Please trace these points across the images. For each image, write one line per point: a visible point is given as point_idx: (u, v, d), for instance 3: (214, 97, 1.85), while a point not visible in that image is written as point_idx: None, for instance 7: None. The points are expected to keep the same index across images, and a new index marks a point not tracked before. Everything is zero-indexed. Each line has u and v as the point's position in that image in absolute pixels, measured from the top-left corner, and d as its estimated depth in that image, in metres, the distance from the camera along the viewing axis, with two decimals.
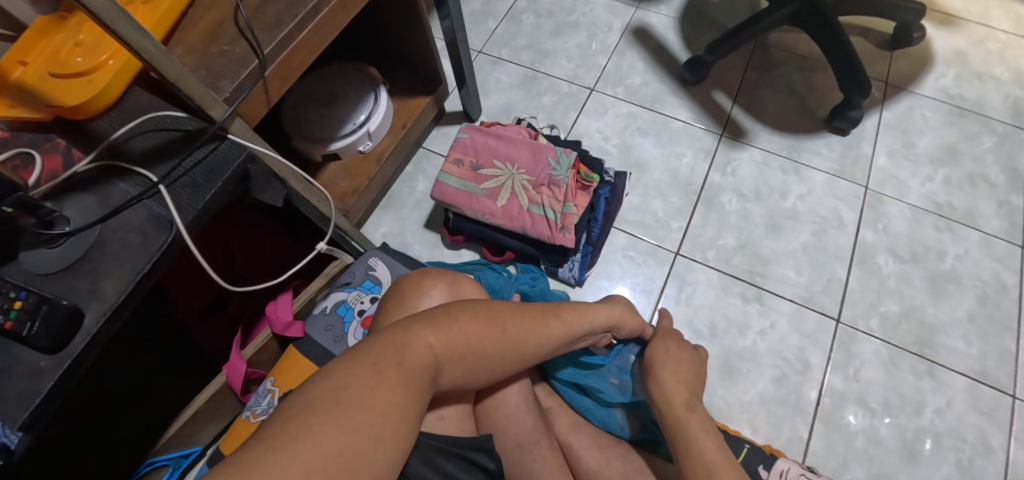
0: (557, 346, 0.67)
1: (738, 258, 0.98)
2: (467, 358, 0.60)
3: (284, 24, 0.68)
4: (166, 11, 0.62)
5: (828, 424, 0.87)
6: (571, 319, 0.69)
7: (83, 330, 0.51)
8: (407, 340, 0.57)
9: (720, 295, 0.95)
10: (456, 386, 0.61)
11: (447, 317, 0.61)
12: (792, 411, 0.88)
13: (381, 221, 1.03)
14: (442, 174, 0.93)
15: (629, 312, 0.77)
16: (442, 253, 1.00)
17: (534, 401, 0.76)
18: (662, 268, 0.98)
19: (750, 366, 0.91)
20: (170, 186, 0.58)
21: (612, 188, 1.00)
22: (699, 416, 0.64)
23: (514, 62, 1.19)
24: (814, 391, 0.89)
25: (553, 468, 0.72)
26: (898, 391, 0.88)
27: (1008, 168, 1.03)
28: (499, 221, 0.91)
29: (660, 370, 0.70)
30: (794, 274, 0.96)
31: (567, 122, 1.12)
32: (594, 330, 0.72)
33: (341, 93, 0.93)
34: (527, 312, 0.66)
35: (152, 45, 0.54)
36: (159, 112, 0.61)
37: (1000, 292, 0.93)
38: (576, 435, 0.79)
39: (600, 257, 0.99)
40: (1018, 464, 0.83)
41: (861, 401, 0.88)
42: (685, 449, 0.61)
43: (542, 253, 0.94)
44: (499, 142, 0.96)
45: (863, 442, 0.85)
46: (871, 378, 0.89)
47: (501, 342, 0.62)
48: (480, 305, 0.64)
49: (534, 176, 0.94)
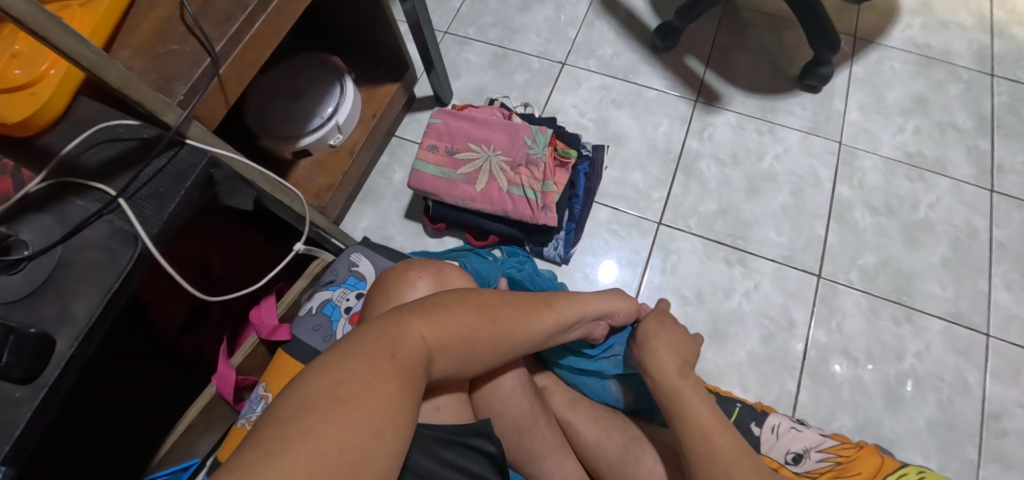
0: (550, 337, 0.68)
1: (719, 223, 0.99)
2: (460, 348, 0.60)
3: (233, 18, 0.64)
4: (105, 13, 0.58)
5: (814, 377, 0.89)
6: (565, 310, 0.69)
7: (57, 356, 0.49)
8: (399, 332, 0.56)
9: (705, 261, 0.96)
10: (449, 376, 0.60)
11: (439, 307, 0.61)
12: (780, 368, 0.90)
13: (360, 215, 1.01)
14: (418, 162, 0.91)
15: (621, 297, 0.77)
16: (426, 242, 0.99)
17: (531, 383, 0.76)
18: (646, 240, 0.98)
19: (737, 328, 0.93)
20: (130, 199, 0.56)
21: (591, 162, 0.99)
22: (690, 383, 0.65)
23: (481, 41, 1.16)
24: (799, 345, 0.91)
25: (552, 445, 0.74)
26: (879, 339, 0.91)
27: (975, 114, 1.05)
28: (480, 205, 0.90)
29: (654, 341, 0.70)
30: (774, 235, 0.98)
31: (541, 99, 1.10)
32: (587, 320, 0.73)
33: (305, 86, 0.89)
34: (519, 303, 0.66)
35: (90, 51, 0.51)
36: (109, 122, 0.58)
37: (972, 237, 0.96)
38: (574, 411, 0.81)
39: (584, 233, 0.99)
40: (994, 399, 0.87)
41: (844, 352, 0.90)
42: (680, 414, 0.63)
43: (525, 234, 0.93)
44: (474, 125, 0.94)
45: (849, 391, 0.88)
46: (853, 329, 0.92)
47: (493, 333, 0.62)
48: (471, 295, 0.64)
49: (511, 157, 0.92)
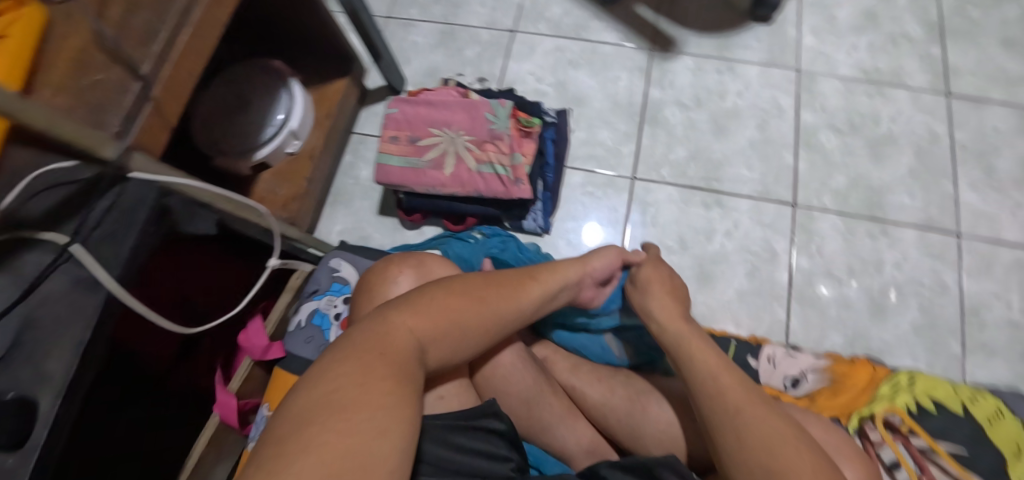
0: (539, 307, 0.68)
1: (692, 169, 0.99)
2: (451, 335, 0.59)
3: (156, 33, 0.60)
4: (14, 52, 0.49)
5: (802, 302, 0.92)
6: (549, 279, 0.69)
7: (43, 416, 0.48)
8: (387, 329, 0.55)
9: (683, 208, 0.97)
10: (445, 364, 0.60)
11: (423, 299, 0.60)
12: (768, 299, 0.92)
13: (333, 219, 0.99)
14: (382, 156, 0.89)
15: (602, 255, 0.77)
16: (405, 236, 0.97)
17: (530, 356, 0.77)
18: (622, 196, 0.98)
19: (723, 267, 0.94)
20: (83, 243, 0.53)
21: (557, 128, 0.98)
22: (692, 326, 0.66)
23: (426, 20, 1.12)
24: (784, 274, 0.93)
25: (561, 410, 0.75)
26: (858, 256, 0.93)
27: (925, 21, 1.06)
28: (451, 189, 0.88)
29: (652, 291, 0.72)
30: (746, 171, 0.99)
31: (496, 71, 1.07)
32: (573, 285, 0.73)
33: (250, 97, 0.85)
34: (502, 281, 0.66)
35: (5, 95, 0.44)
36: (43, 168, 0.50)
37: (934, 143, 0.98)
38: (577, 376, 0.81)
39: (561, 200, 0.98)
40: (972, 295, 0.90)
41: (827, 273, 0.93)
42: (685, 354, 0.61)
43: (502, 211, 0.92)
44: (431, 109, 0.92)
45: (836, 310, 0.91)
46: (833, 251, 0.94)
47: (481, 314, 0.62)
48: (454, 282, 0.63)
49: (475, 135, 0.90)
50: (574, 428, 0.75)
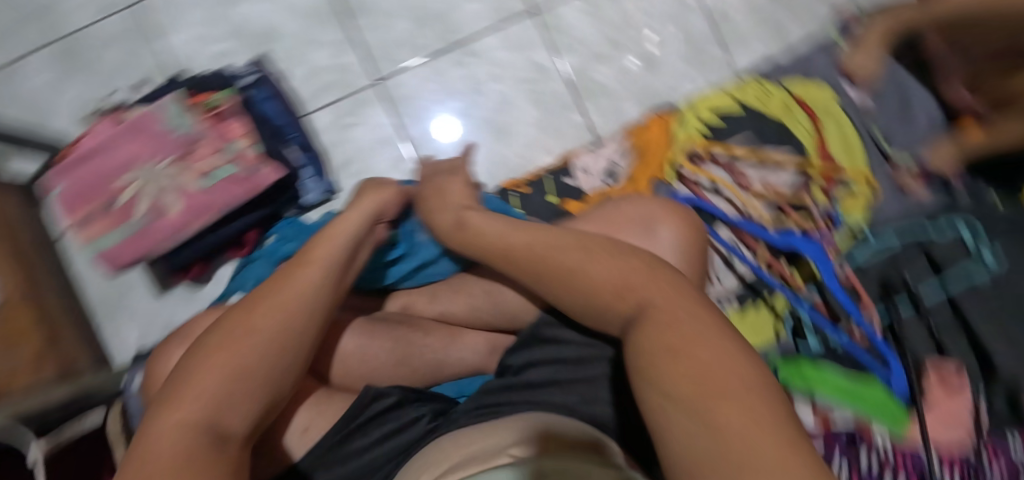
0: (334, 284, 0.53)
1: (430, 35, 1.03)
2: (240, 388, 0.45)
3: None
4: None
5: (591, 96, 1.04)
6: (324, 251, 0.55)
7: None
8: (145, 449, 0.40)
9: (442, 78, 1.02)
10: (257, 421, 0.46)
11: (180, 381, 0.44)
12: (559, 107, 1.03)
13: (122, 330, 0.95)
14: (96, 242, 0.87)
15: (373, 190, 0.64)
16: (206, 292, 0.95)
17: (376, 322, 0.68)
18: (389, 102, 1.01)
19: (507, 107, 1.02)
20: None
21: (262, 88, 0.96)
22: (468, 216, 0.61)
23: (31, 49, 0.99)
24: (555, 80, 1.04)
25: (438, 343, 0.69)
26: (604, 25, 1.06)
27: None
28: (197, 220, 0.86)
29: (434, 212, 0.65)
30: (474, 8, 1.04)
31: (165, 65, 1.00)
32: (360, 237, 0.59)
33: None
34: (267, 288, 0.51)
35: None
36: None
37: None
38: (440, 301, 0.73)
39: (320, 154, 0.99)
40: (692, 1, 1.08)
41: (591, 55, 1.05)
42: (479, 253, 0.57)
43: (272, 207, 0.91)
44: (103, 157, 0.87)
45: (615, 79, 1.05)
46: (580, 31, 1.05)
47: (263, 340, 0.47)
48: (211, 333, 0.48)
49: (173, 152, 0.87)
50: (463, 346, 0.71)
